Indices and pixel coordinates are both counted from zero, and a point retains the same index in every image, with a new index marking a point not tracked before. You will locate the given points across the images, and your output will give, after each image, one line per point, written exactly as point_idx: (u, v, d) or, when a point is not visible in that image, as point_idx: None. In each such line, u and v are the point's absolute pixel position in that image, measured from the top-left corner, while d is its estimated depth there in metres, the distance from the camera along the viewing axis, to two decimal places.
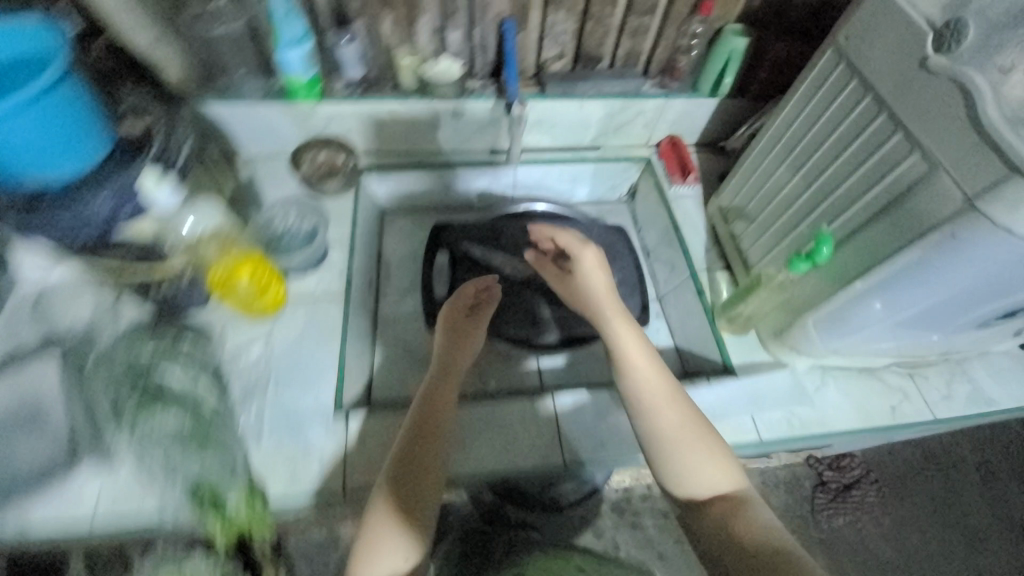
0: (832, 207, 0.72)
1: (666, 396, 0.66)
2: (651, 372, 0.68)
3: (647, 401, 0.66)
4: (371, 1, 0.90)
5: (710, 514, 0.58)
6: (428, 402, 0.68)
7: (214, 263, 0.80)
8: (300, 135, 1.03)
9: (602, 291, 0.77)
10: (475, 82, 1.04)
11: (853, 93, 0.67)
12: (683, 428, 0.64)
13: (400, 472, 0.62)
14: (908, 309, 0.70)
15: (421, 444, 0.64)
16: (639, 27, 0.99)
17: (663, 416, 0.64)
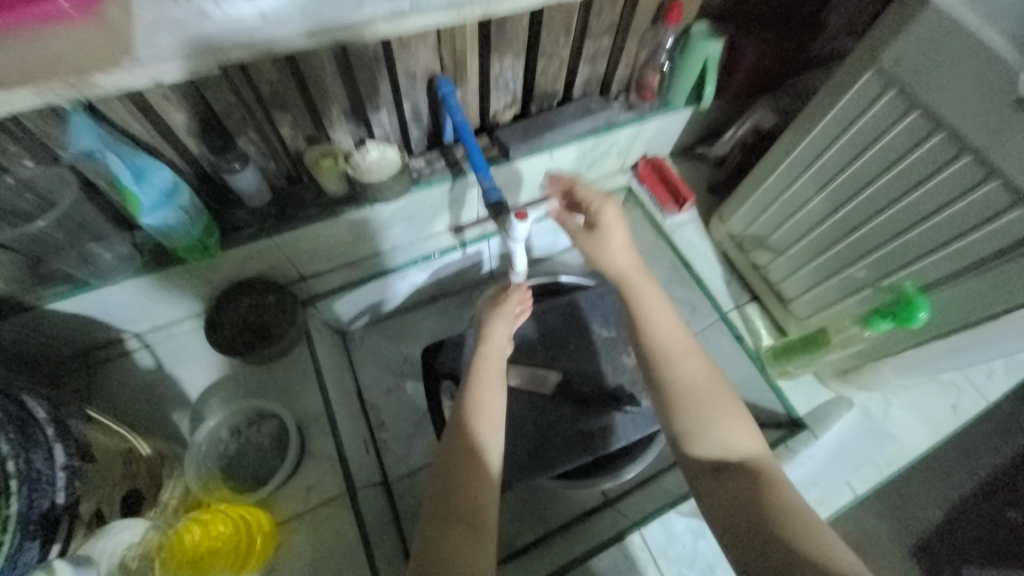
0: (902, 249, 0.63)
1: (687, 355, 0.59)
2: (672, 331, 0.60)
3: (664, 355, 0.59)
4: (253, 107, 0.63)
5: (730, 488, 0.51)
6: (462, 442, 0.57)
7: (180, 528, 0.59)
8: (206, 291, 0.77)
9: (626, 249, 0.65)
10: (417, 161, 0.82)
11: (916, 126, 0.56)
12: (699, 386, 0.57)
13: (447, 505, 0.54)
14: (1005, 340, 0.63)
15: (462, 485, 0.55)
16: (598, 50, 0.80)
17: (679, 369, 0.58)
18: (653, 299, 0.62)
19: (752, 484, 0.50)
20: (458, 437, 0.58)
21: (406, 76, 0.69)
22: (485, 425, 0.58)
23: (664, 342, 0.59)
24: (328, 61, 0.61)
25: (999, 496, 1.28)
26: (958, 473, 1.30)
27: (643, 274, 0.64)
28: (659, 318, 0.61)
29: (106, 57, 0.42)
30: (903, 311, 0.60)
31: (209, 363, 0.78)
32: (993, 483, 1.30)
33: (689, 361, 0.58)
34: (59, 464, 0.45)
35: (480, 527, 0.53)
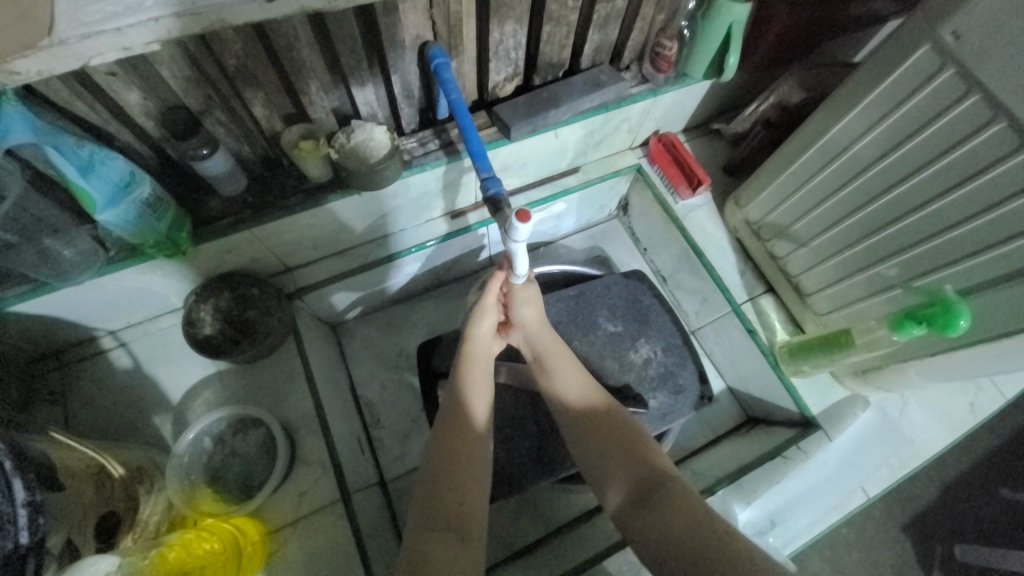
0: (940, 248, 0.57)
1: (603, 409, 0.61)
2: (590, 389, 0.63)
3: (582, 411, 0.61)
4: (218, 84, 0.55)
5: (661, 515, 0.50)
6: (456, 439, 0.57)
7: (172, 535, 0.55)
8: (181, 286, 0.71)
9: (539, 323, 0.66)
10: (408, 141, 0.74)
11: (975, 112, 0.49)
12: (618, 433, 0.59)
13: (432, 503, 0.53)
14: None
15: (453, 484, 0.54)
16: (611, 14, 0.71)
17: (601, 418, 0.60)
18: (565, 360, 0.65)
19: (681, 510, 0.50)
20: (449, 437, 0.57)
21: (393, 46, 0.60)
22: (474, 427, 0.59)
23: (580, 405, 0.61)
24: (301, 29, 0.53)
25: (994, 473, 1.28)
26: (961, 459, 1.30)
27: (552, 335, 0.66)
28: (572, 380, 0.63)
29: (22, 37, 0.35)
30: (942, 317, 0.55)
31: (190, 363, 0.73)
32: (990, 459, 1.30)
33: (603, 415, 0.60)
34: (19, 501, 0.39)
35: (470, 532, 0.52)
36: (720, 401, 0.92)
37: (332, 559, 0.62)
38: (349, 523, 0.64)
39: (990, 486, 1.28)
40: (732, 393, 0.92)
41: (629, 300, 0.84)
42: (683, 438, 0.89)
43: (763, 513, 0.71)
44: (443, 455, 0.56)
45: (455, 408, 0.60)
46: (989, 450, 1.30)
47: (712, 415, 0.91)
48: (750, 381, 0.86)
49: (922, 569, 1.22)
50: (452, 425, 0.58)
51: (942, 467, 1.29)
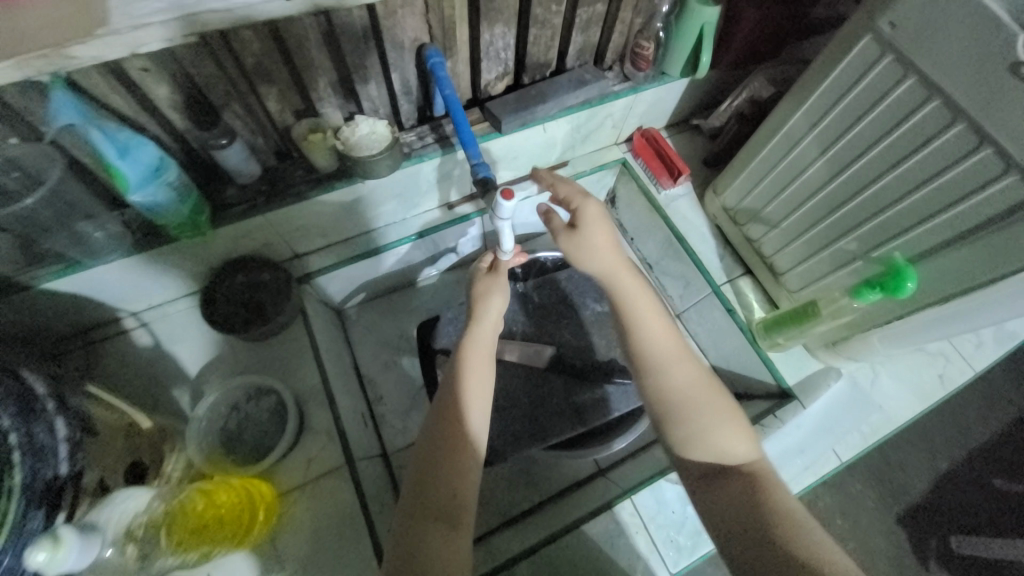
0: (894, 220, 0.63)
1: (681, 365, 0.60)
2: (666, 340, 0.61)
3: (657, 361, 0.60)
4: (236, 81, 0.61)
5: (730, 486, 0.52)
6: (442, 440, 0.57)
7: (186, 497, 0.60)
8: (199, 269, 0.77)
9: (611, 251, 0.64)
10: (408, 136, 0.80)
11: (912, 93, 0.55)
12: (696, 392, 0.58)
13: (427, 467, 0.56)
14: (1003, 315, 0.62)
15: (446, 472, 0.55)
16: (591, 18, 0.78)
17: (674, 375, 0.59)
18: (645, 307, 0.63)
19: (746, 487, 0.51)
20: (437, 437, 0.57)
21: (393, 46, 0.67)
22: (470, 429, 0.58)
23: (658, 355, 0.60)
24: (310, 31, 0.60)
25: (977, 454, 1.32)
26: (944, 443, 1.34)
27: (628, 270, 0.64)
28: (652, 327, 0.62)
29: (80, 27, 0.41)
30: (893, 281, 0.61)
31: (205, 342, 0.78)
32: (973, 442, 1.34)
33: (682, 369, 0.59)
34: (59, 436, 0.45)
35: (459, 523, 0.53)
36: None
37: (340, 517, 0.68)
38: (354, 487, 0.70)
39: (972, 467, 1.32)
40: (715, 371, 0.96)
41: None
42: None
43: None
44: (432, 453, 0.56)
45: (447, 407, 0.59)
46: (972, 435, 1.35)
47: None
48: (731, 358, 0.91)
49: (914, 554, 1.25)
50: (439, 427, 0.58)
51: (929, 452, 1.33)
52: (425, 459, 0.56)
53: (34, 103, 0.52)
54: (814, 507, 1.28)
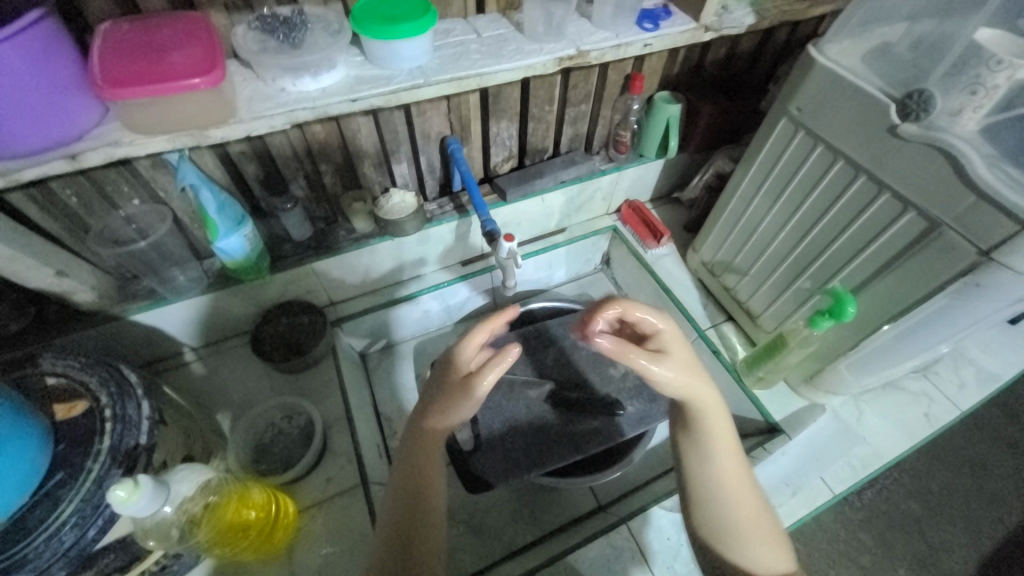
0: (833, 258, 0.74)
1: (746, 496, 0.58)
2: (731, 471, 0.58)
3: (722, 490, 0.58)
4: (304, 161, 0.82)
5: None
6: (414, 480, 0.62)
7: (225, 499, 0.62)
8: (252, 310, 0.91)
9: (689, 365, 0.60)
10: (431, 205, 0.98)
11: (824, 157, 0.71)
12: (755, 522, 0.57)
13: (402, 495, 0.61)
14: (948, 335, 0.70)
15: (423, 508, 0.61)
16: (577, 115, 0.98)
17: (736, 508, 0.57)
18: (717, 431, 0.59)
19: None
20: (415, 486, 0.62)
21: (422, 136, 0.88)
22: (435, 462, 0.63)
23: (724, 489, 0.58)
24: (362, 126, 0.81)
25: None
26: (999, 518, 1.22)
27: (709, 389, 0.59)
28: (725, 454, 0.59)
29: (214, 118, 0.62)
30: (836, 307, 0.70)
31: (247, 375, 0.90)
32: None
33: (746, 502, 0.58)
34: (144, 414, 0.57)
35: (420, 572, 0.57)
36: None
37: (352, 531, 0.74)
38: (367, 506, 0.76)
39: None
40: None
41: None
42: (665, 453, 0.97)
43: None
44: (408, 490, 0.61)
45: (414, 433, 0.65)
46: None
47: None
48: None
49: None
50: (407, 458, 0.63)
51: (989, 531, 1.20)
52: (405, 484, 0.61)
53: (161, 174, 0.72)
54: None
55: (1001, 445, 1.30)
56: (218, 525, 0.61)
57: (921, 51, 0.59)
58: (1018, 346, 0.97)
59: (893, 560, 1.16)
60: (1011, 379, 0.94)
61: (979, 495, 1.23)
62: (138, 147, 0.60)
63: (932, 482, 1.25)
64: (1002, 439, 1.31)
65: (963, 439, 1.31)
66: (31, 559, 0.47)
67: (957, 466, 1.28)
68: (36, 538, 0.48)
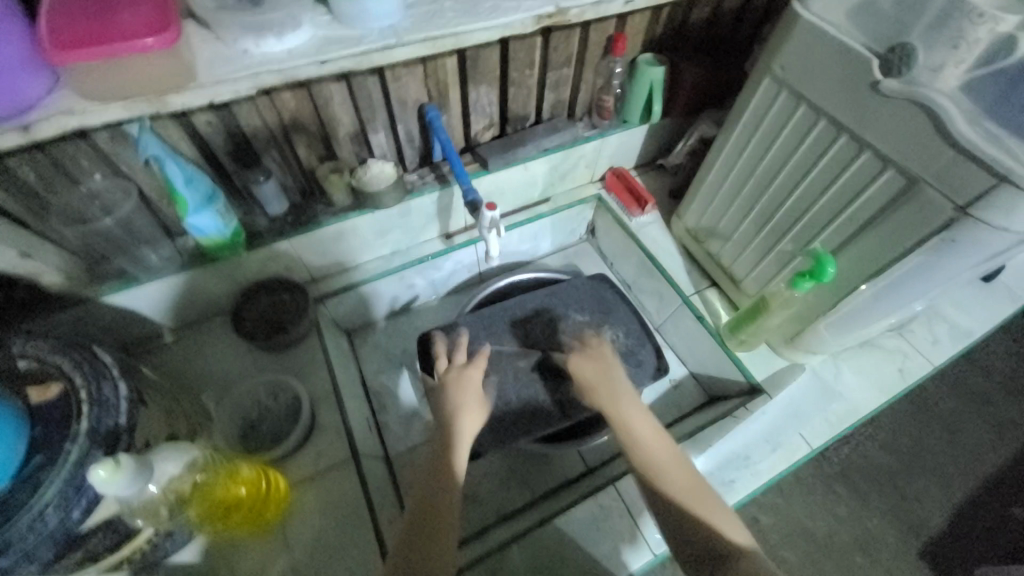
0: (814, 220, 0.74)
1: (665, 459, 0.63)
2: (648, 440, 0.66)
3: (642, 461, 0.64)
4: (275, 132, 0.78)
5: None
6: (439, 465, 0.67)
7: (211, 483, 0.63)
8: (231, 289, 0.89)
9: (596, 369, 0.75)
10: (411, 176, 0.96)
11: (806, 116, 0.70)
12: (687, 486, 0.61)
13: (427, 482, 0.65)
14: (922, 291, 0.72)
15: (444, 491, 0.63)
16: (559, 79, 0.96)
17: (662, 475, 0.62)
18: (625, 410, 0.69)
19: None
20: (435, 472, 0.66)
21: (399, 103, 0.84)
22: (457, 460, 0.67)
23: (646, 458, 0.64)
24: (335, 93, 0.77)
25: (1008, 486, 1.25)
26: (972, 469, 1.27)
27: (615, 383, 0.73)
28: (636, 430, 0.67)
29: (173, 82, 0.58)
30: (817, 268, 0.71)
31: (230, 354, 0.88)
32: (1003, 472, 1.26)
33: (669, 466, 0.63)
34: (121, 396, 0.57)
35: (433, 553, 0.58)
36: (684, 384, 1.03)
37: (345, 504, 0.74)
38: (359, 479, 0.76)
39: (1001, 502, 1.23)
40: (695, 379, 1.03)
41: (594, 296, 1.01)
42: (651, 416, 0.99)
43: (714, 461, 0.80)
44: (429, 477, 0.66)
45: (444, 435, 0.70)
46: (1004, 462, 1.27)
47: (679, 396, 1.02)
48: (706, 363, 0.98)
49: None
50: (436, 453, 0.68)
51: (959, 480, 1.26)
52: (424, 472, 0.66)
53: (122, 147, 0.68)
54: (827, 539, 1.20)
55: (973, 399, 1.35)
56: (207, 500, 0.63)
57: (905, 6, 0.58)
58: (991, 303, 1.00)
59: (867, 510, 1.23)
60: (982, 334, 0.97)
61: (950, 447, 1.29)
62: (92, 116, 0.56)
63: (904, 435, 1.31)
64: (973, 393, 1.36)
65: (937, 395, 1.36)
66: (15, 543, 0.47)
67: (931, 421, 1.33)
68: (19, 522, 0.47)
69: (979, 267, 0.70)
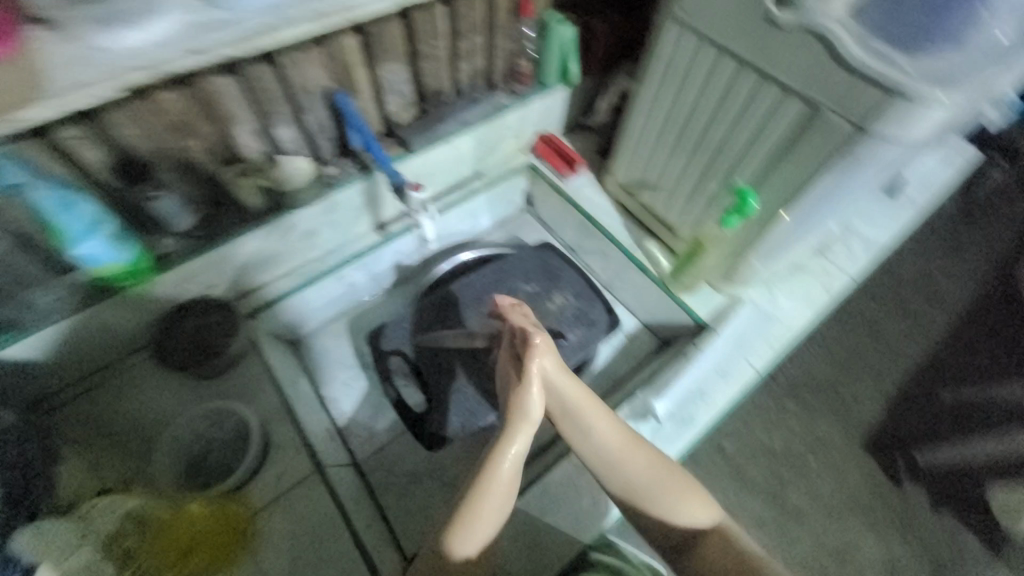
0: (733, 158, 0.77)
1: (635, 455, 0.66)
2: (614, 439, 0.67)
3: (613, 463, 0.66)
4: (164, 139, 0.70)
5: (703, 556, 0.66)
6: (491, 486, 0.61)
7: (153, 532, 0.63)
8: (148, 319, 0.81)
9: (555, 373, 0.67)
10: (330, 168, 0.89)
11: (713, 57, 0.71)
12: (656, 476, 0.66)
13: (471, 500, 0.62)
14: (835, 208, 0.77)
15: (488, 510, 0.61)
16: (471, 47, 0.92)
17: (632, 471, 0.66)
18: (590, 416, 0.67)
19: (721, 549, 0.65)
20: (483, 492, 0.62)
21: (301, 91, 0.78)
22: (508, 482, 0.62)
23: (616, 460, 0.66)
24: (225, 87, 0.70)
25: (932, 374, 1.39)
26: (901, 365, 1.40)
27: (573, 387, 0.67)
28: (603, 435, 0.67)
29: (19, 92, 0.50)
30: (740, 203, 0.74)
31: (159, 389, 0.80)
32: (926, 363, 1.40)
33: (640, 461, 0.66)
34: None
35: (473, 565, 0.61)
36: (638, 336, 1.06)
37: (318, 518, 0.71)
38: (329, 490, 0.73)
39: (930, 390, 1.37)
40: (648, 329, 1.06)
41: (540, 264, 1.01)
42: (612, 371, 1.02)
43: (674, 400, 0.84)
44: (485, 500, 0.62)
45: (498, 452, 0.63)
46: (925, 354, 1.42)
47: (635, 347, 1.05)
48: (655, 312, 1.01)
49: (889, 477, 1.27)
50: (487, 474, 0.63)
51: (890, 377, 1.39)
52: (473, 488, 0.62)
53: None
54: (784, 451, 1.31)
55: (891, 303, 1.49)
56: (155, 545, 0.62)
57: None
58: (895, 213, 1.09)
59: (814, 418, 1.34)
60: (890, 243, 1.06)
61: (877, 349, 1.43)
62: None
63: (836, 346, 1.43)
64: (890, 298, 1.50)
65: (860, 305, 1.49)
66: None
67: (859, 329, 1.46)
68: None
69: (879, 180, 0.76)
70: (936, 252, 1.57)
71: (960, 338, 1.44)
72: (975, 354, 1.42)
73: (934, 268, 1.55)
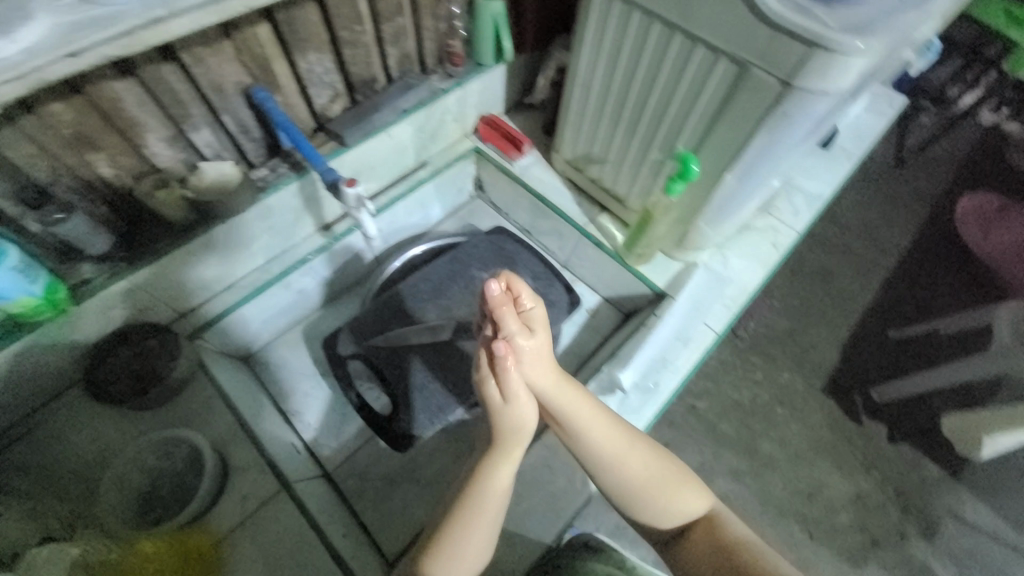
0: (672, 124, 0.77)
1: (632, 453, 0.64)
2: (610, 440, 0.64)
3: (609, 462, 0.64)
4: (61, 156, 0.64)
5: (689, 542, 0.68)
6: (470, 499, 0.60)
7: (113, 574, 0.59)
8: (76, 352, 0.75)
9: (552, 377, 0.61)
10: (260, 170, 0.84)
11: (642, 23, 0.70)
12: (651, 471, 0.65)
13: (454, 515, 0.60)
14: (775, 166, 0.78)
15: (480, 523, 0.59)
16: (397, 30, 0.87)
17: (627, 469, 0.64)
18: (587, 419, 0.63)
19: (708, 535, 0.67)
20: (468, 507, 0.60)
21: (213, 90, 0.72)
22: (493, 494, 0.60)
23: (612, 459, 0.64)
24: (123, 93, 0.64)
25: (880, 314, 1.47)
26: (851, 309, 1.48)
27: (572, 389, 0.62)
28: (600, 437, 0.63)
29: None
30: (683, 168, 0.74)
31: (98, 425, 0.75)
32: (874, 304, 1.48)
33: (636, 459, 0.65)
34: None
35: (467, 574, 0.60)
36: (601, 310, 1.06)
37: (288, 538, 0.68)
38: (298, 508, 0.70)
39: (879, 330, 1.45)
40: (609, 302, 1.07)
41: (495, 250, 0.99)
42: (578, 348, 1.02)
43: (638, 371, 0.84)
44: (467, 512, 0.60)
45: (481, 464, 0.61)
46: (873, 296, 1.49)
47: (598, 322, 1.05)
48: (614, 285, 1.02)
49: (849, 416, 1.35)
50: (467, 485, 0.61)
51: (842, 321, 1.46)
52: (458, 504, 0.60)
53: None
54: (751, 403, 1.36)
55: (837, 251, 1.56)
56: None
57: None
58: (832, 165, 1.13)
59: (776, 369, 1.40)
60: (830, 194, 1.10)
61: (829, 296, 1.49)
62: None
63: (791, 297, 1.49)
64: (836, 246, 1.57)
65: (809, 256, 1.55)
66: None
67: (811, 279, 1.52)
68: None
69: (812, 134, 0.78)
70: (874, 198, 1.65)
71: (903, 277, 1.52)
72: (918, 291, 1.50)
73: (874, 213, 1.62)
